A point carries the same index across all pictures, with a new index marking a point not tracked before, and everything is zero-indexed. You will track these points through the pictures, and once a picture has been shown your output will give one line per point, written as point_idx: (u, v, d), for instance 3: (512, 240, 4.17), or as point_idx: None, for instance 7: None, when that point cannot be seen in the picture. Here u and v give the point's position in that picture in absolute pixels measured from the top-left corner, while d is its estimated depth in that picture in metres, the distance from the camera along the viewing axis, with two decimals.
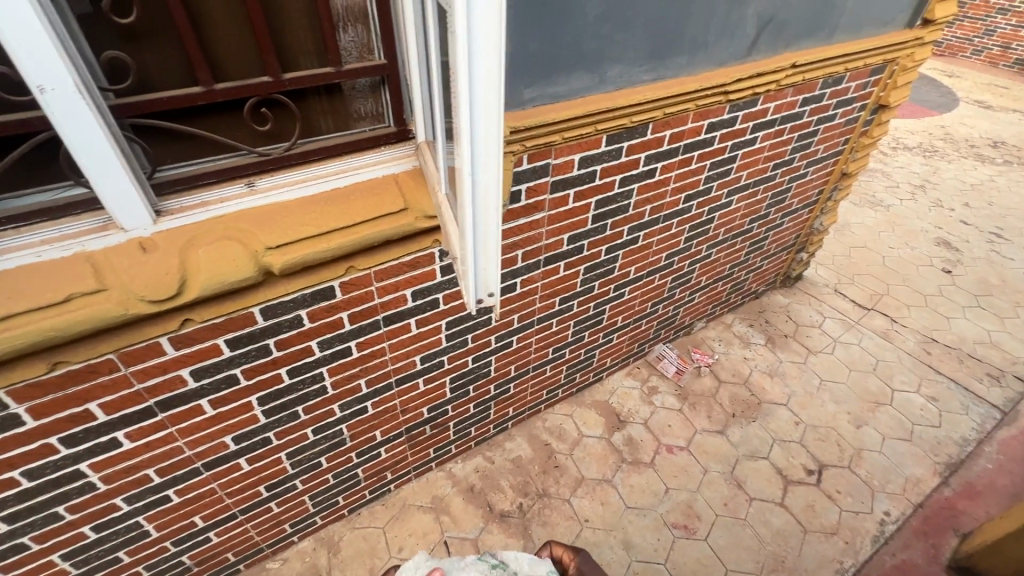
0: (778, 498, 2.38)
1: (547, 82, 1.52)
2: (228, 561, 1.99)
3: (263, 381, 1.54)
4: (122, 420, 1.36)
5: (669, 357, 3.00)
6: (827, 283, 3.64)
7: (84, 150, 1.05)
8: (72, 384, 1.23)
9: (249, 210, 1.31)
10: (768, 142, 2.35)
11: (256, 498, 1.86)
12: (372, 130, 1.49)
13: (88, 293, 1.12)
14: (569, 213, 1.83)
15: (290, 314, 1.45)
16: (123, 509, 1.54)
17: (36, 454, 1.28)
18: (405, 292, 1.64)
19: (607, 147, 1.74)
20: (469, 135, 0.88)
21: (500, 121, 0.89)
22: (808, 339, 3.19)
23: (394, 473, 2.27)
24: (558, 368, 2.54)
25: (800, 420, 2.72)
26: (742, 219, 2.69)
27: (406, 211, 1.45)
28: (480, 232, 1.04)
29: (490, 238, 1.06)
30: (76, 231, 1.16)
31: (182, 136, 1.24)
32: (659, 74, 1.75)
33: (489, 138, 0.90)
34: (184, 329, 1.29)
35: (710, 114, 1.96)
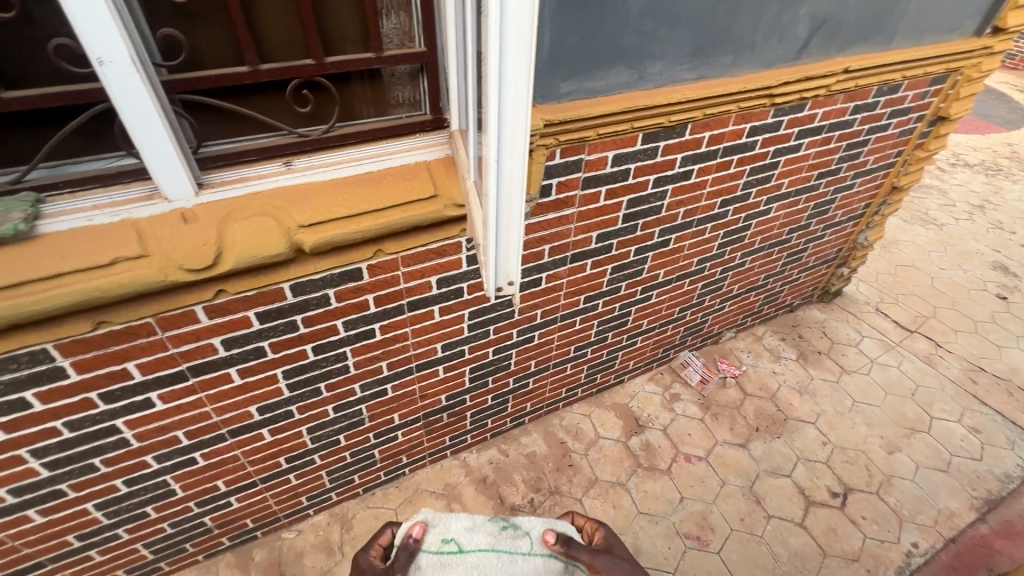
0: (798, 518, 2.30)
1: (584, 76, 1.50)
2: (246, 527, 2.07)
3: (289, 356, 1.59)
4: (156, 381, 1.43)
5: (693, 365, 2.94)
6: (868, 301, 3.48)
7: (136, 121, 1.11)
8: (113, 343, 1.30)
9: (285, 188, 1.35)
10: (813, 150, 2.26)
11: (276, 469, 1.92)
12: (408, 117, 1.51)
13: (131, 258, 1.18)
14: (600, 210, 1.81)
15: (318, 293, 1.49)
16: (152, 467, 1.62)
17: (77, 407, 1.36)
18: (430, 279, 1.66)
19: (642, 145, 1.71)
20: (497, 114, 0.88)
21: (529, 100, 0.88)
22: (843, 357, 3.06)
23: (409, 457, 2.31)
24: (578, 367, 2.52)
25: (828, 440, 2.62)
26: (780, 229, 2.60)
27: (436, 198, 1.46)
28: (503, 217, 1.03)
29: (513, 224, 1.05)
30: (125, 199, 1.22)
31: (227, 114, 1.29)
32: (701, 73, 1.71)
33: (517, 117, 0.89)
34: (218, 299, 1.35)
35: (753, 117, 1.91)
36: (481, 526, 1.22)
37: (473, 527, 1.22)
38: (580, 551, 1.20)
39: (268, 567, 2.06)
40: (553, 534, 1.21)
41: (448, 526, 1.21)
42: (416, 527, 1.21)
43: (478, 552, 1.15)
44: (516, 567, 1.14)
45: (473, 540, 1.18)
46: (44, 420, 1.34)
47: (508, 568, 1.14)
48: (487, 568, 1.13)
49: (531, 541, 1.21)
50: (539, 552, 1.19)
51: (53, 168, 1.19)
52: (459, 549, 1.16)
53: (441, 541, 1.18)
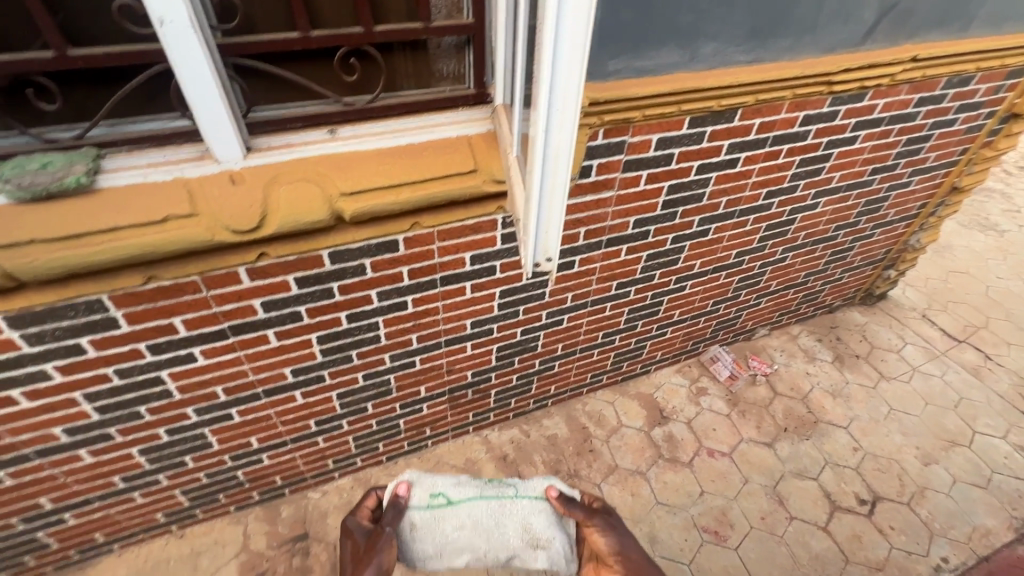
0: (822, 522, 2.25)
1: (634, 54, 1.46)
2: (275, 483, 2.15)
3: (324, 322, 1.63)
4: (199, 337, 1.49)
5: (723, 360, 2.87)
6: (914, 307, 3.32)
7: (191, 83, 1.14)
8: (161, 298, 1.36)
9: (329, 156, 1.37)
10: (870, 143, 2.15)
11: (306, 431, 1.99)
12: (452, 90, 1.50)
13: (182, 216, 1.23)
14: (639, 195, 1.77)
15: (355, 262, 1.51)
16: (192, 419, 1.70)
17: (127, 356, 1.44)
18: (464, 255, 1.67)
19: (688, 129, 1.66)
20: (547, 82, 0.85)
21: (581, 69, 0.85)
22: (882, 363, 2.94)
23: (433, 430, 2.35)
24: (605, 354, 2.50)
25: (859, 446, 2.53)
26: (826, 225, 2.50)
27: (475, 173, 1.46)
28: (546, 189, 1.03)
29: (556, 195, 1.05)
30: (178, 159, 1.26)
31: (276, 80, 1.31)
32: (757, 56, 1.63)
33: (568, 86, 0.86)
34: (260, 261, 1.39)
35: (808, 105, 1.82)
36: (466, 481, 1.41)
37: (458, 482, 1.41)
38: (576, 508, 1.34)
39: (293, 523, 2.15)
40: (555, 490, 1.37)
41: (432, 483, 1.38)
42: (400, 488, 1.36)
43: (468, 502, 1.35)
44: (505, 511, 1.35)
45: (461, 492, 1.37)
46: (97, 366, 1.42)
47: (498, 513, 1.35)
48: (479, 515, 1.35)
49: (516, 487, 1.40)
50: (524, 494, 1.39)
51: (113, 127, 1.24)
52: (449, 502, 1.35)
53: (429, 496, 1.35)
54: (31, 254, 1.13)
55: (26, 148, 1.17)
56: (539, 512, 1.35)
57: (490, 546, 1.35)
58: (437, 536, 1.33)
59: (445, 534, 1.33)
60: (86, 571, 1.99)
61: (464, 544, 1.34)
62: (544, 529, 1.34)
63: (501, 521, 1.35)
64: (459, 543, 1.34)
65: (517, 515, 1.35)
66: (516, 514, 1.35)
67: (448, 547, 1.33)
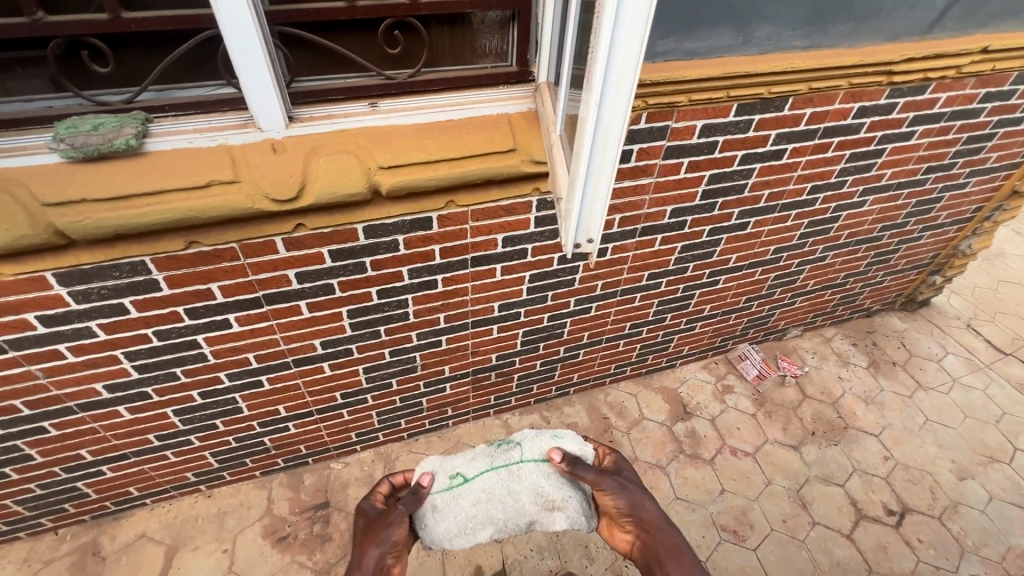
0: (846, 530, 2.19)
1: (684, 36, 1.41)
2: (299, 452, 2.21)
3: (355, 296, 1.65)
4: (234, 304, 1.52)
5: (752, 359, 2.81)
6: (958, 315, 3.18)
7: (239, 50, 1.14)
8: (201, 264, 1.38)
9: (370, 129, 1.37)
10: (927, 139, 2.03)
11: (332, 402, 2.03)
12: (494, 68, 1.47)
13: (225, 182, 1.25)
14: (678, 183, 1.72)
15: (388, 237, 1.51)
16: (223, 383, 1.75)
17: (166, 318, 1.48)
18: (496, 236, 1.65)
19: (735, 117, 1.60)
20: (608, 45, 0.82)
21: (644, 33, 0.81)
22: (920, 371, 2.83)
23: (454, 410, 2.37)
24: (631, 345, 2.46)
25: (890, 455, 2.45)
26: (872, 225, 2.39)
27: (514, 152, 1.45)
28: (595, 161, 1.00)
29: (604, 169, 1.02)
30: (222, 126, 1.28)
31: (320, 50, 1.31)
32: (813, 42, 1.56)
33: (629, 51, 0.83)
34: (296, 232, 1.40)
35: (864, 96, 1.73)
36: (478, 454, 1.44)
37: (471, 457, 1.44)
38: (585, 470, 1.30)
39: (315, 491, 2.20)
40: (558, 453, 1.35)
41: (447, 464, 1.42)
42: (422, 478, 1.35)
43: (482, 475, 1.38)
44: (517, 478, 1.37)
45: (474, 467, 1.40)
46: (137, 326, 1.46)
47: (510, 479, 1.37)
48: (494, 485, 1.37)
49: (522, 450, 1.41)
50: (531, 458, 1.39)
51: (161, 92, 1.26)
52: (465, 480, 1.38)
53: (448, 478, 1.38)
54: (82, 213, 1.17)
55: (79, 110, 1.19)
56: (549, 472, 1.36)
57: (509, 516, 1.36)
58: (459, 516, 1.34)
59: (466, 511, 1.35)
60: (121, 522, 2.08)
61: (484, 517, 1.36)
62: (556, 489, 1.36)
63: (514, 486, 1.36)
64: (480, 518, 1.36)
65: (528, 480, 1.36)
66: (528, 478, 1.36)
67: (470, 523, 1.35)
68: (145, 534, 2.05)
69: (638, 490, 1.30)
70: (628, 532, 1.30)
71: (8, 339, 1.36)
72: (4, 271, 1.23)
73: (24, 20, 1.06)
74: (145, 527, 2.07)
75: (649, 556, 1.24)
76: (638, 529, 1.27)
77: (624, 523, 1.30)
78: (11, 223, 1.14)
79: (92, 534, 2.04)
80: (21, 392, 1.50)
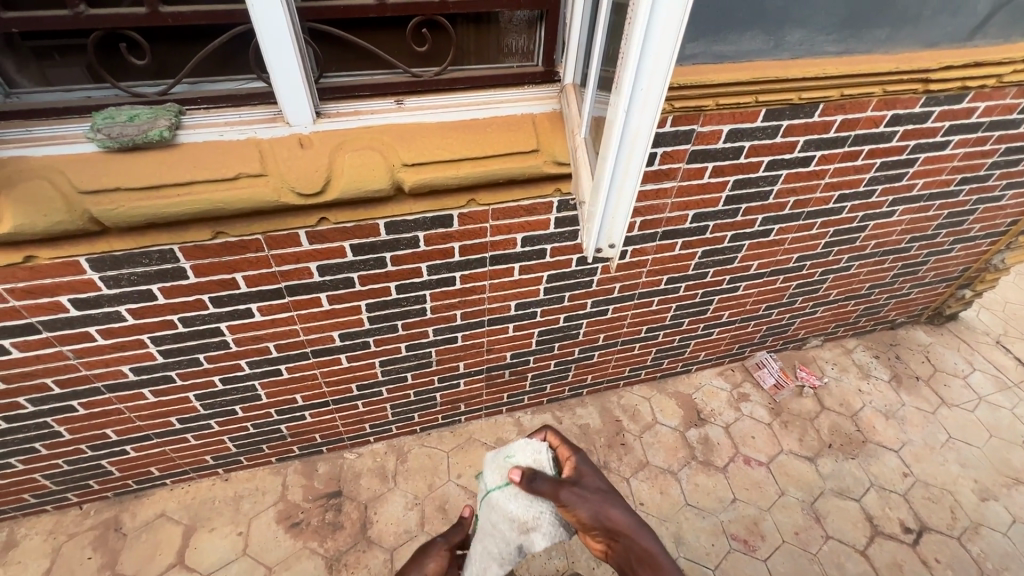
0: (860, 545, 2.15)
1: (713, 39, 1.39)
2: (314, 440, 2.24)
3: (374, 290, 1.67)
4: (257, 294, 1.55)
5: (769, 367, 2.77)
6: (987, 331, 3.08)
7: (271, 45, 1.16)
8: (227, 254, 1.41)
9: (395, 126, 1.38)
10: (963, 149, 1.97)
11: (348, 393, 2.05)
12: (519, 67, 1.46)
13: (253, 175, 1.28)
14: (701, 187, 1.70)
15: (409, 233, 1.53)
16: (244, 370, 1.78)
17: (191, 306, 1.51)
18: (516, 236, 1.65)
19: (763, 122, 1.57)
20: (640, 42, 0.82)
21: (678, 32, 0.81)
22: (945, 387, 2.75)
23: (467, 406, 2.38)
24: (646, 349, 2.45)
25: (910, 471, 2.40)
26: (900, 236, 2.33)
27: (537, 152, 1.45)
28: (624, 153, 1.01)
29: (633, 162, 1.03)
30: (251, 119, 1.30)
31: (349, 47, 1.32)
32: (848, 48, 1.53)
33: (662, 49, 0.83)
34: (320, 226, 1.42)
35: (898, 104, 1.68)
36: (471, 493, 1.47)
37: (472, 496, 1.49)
38: (541, 484, 1.24)
39: (328, 479, 2.24)
40: (517, 472, 1.25)
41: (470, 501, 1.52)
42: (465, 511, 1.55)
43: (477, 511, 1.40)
44: (491, 510, 1.32)
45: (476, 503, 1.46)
46: (164, 312, 1.51)
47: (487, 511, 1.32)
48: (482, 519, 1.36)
49: (488, 479, 1.36)
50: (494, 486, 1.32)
51: (194, 85, 1.29)
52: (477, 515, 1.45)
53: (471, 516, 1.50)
54: (115, 201, 1.21)
55: (116, 101, 1.23)
56: (513, 493, 1.28)
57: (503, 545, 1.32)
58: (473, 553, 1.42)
59: (476, 547, 1.41)
60: (142, 500, 2.15)
61: (489, 552, 1.37)
62: (525, 509, 1.26)
63: (491, 517, 1.31)
64: (485, 553, 1.37)
65: (497, 509, 1.29)
66: (498, 506, 1.29)
67: (481, 558, 1.39)
68: (164, 513, 2.11)
69: (601, 498, 1.27)
70: (601, 540, 1.31)
71: (43, 320, 1.42)
72: (41, 255, 1.28)
73: (66, 12, 1.09)
74: (164, 506, 2.14)
75: (624, 561, 1.30)
76: (607, 538, 1.29)
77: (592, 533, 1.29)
78: (48, 209, 1.18)
79: (114, 511, 2.11)
80: (53, 371, 1.56)
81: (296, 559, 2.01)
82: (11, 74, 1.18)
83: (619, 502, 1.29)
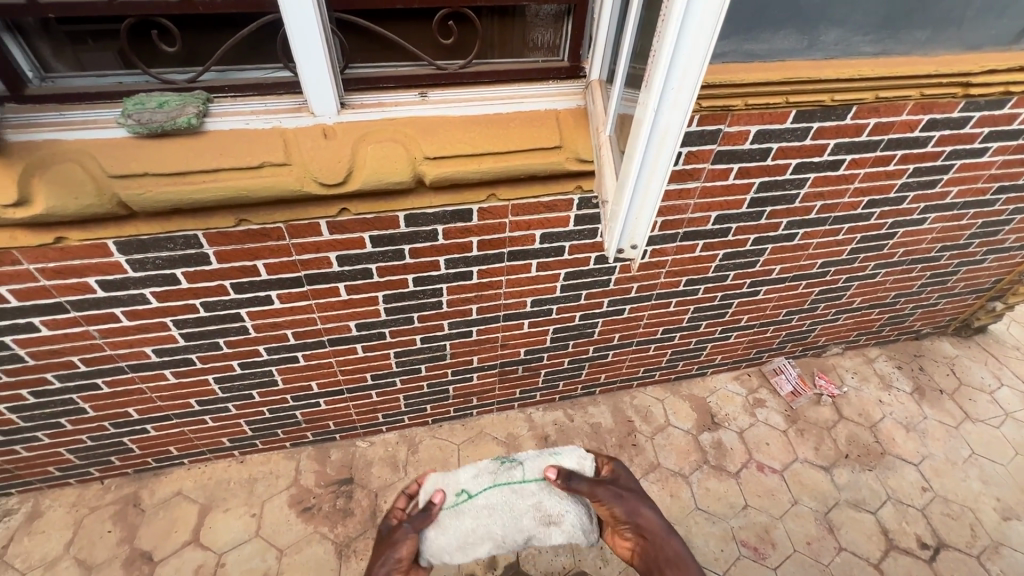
0: (874, 559, 2.11)
1: (745, 37, 1.35)
2: (327, 427, 2.27)
3: (392, 282, 1.67)
4: (277, 282, 1.57)
5: (787, 374, 2.72)
6: (1017, 346, 2.98)
7: (299, 34, 1.17)
8: (249, 241, 1.43)
9: (418, 118, 1.38)
10: (1001, 157, 1.90)
11: (362, 382, 2.07)
12: (544, 62, 1.45)
13: (277, 164, 1.29)
14: (726, 189, 1.66)
15: (428, 227, 1.53)
16: (262, 356, 1.81)
17: (213, 291, 1.54)
18: (535, 232, 1.64)
19: (792, 124, 1.53)
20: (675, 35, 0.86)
21: (713, 28, 0.86)
22: (970, 402, 2.67)
23: (479, 400, 2.39)
24: (662, 350, 2.42)
25: (929, 486, 2.34)
26: (930, 244, 2.26)
27: (559, 149, 1.43)
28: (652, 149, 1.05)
29: (660, 159, 1.08)
30: (277, 109, 1.31)
31: (374, 38, 1.32)
32: (885, 49, 1.48)
33: (696, 44, 0.87)
34: (340, 217, 1.43)
35: (935, 108, 1.62)
36: (483, 469, 1.48)
37: (477, 473, 1.48)
38: (579, 482, 1.34)
39: (340, 467, 2.27)
40: (553, 472, 1.36)
41: (454, 481, 1.46)
42: (436, 494, 1.40)
43: (485, 492, 1.42)
44: (518, 497, 1.41)
45: (479, 484, 1.44)
46: (187, 297, 1.53)
47: (512, 497, 1.41)
48: (497, 501, 1.40)
49: (524, 471, 1.46)
50: (529, 479, 1.43)
51: (222, 73, 1.30)
52: (470, 496, 1.42)
53: (454, 494, 1.42)
54: (143, 186, 1.23)
55: (146, 87, 1.25)
56: (547, 491, 1.41)
57: (507, 534, 1.38)
58: (461, 529, 1.37)
59: (465, 524, 1.37)
60: (160, 478, 2.21)
61: (486, 534, 1.38)
62: (555, 508, 1.39)
63: (514, 504, 1.40)
64: (485, 532, 1.37)
65: (529, 500, 1.40)
66: (530, 497, 1.40)
67: (469, 537, 1.37)
68: (181, 492, 2.17)
69: (636, 498, 1.33)
70: (629, 539, 1.34)
71: (71, 299, 1.45)
72: (71, 237, 1.31)
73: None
74: (181, 485, 2.19)
75: (648, 561, 1.28)
76: (637, 537, 1.32)
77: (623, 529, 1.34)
78: (79, 191, 1.21)
79: (134, 487, 2.17)
80: (79, 350, 1.60)
81: (307, 543, 2.04)
82: (46, 57, 1.21)
83: (653, 505, 1.34)
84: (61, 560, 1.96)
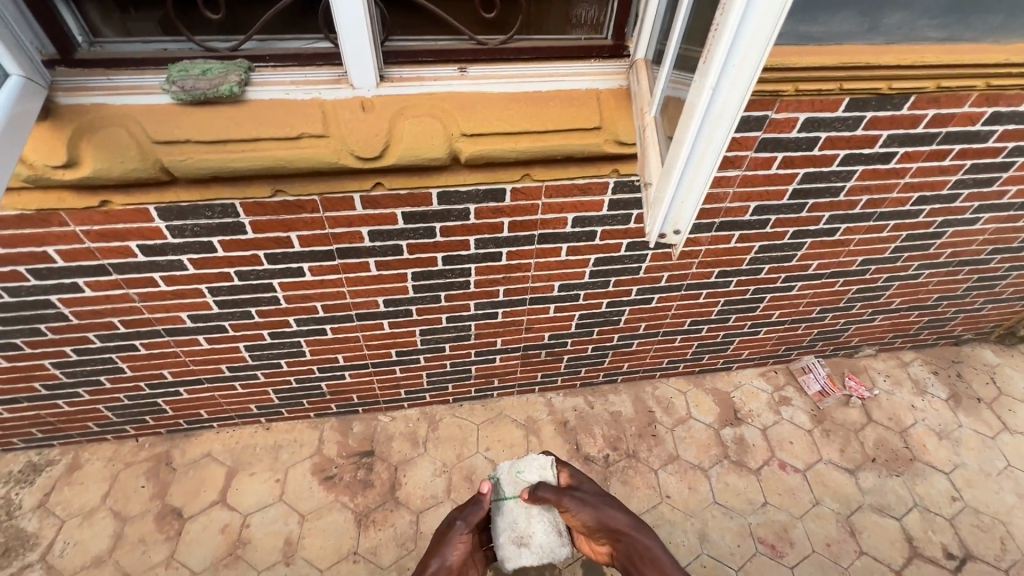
0: (896, 565, 2.07)
1: (801, 18, 1.29)
2: (351, 400, 2.31)
3: (421, 260, 1.67)
4: (310, 254, 1.58)
5: (816, 373, 2.65)
6: None
7: (342, 4, 1.15)
8: (284, 212, 1.45)
9: (456, 93, 1.36)
10: None
11: (387, 358, 2.10)
12: (587, 39, 1.40)
13: (315, 136, 1.29)
14: (767, 179, 1.61)
15: (460, 205, 1.52)
16: (291, 326, 1.85)
17: (247, 261, 1.57)
18: (567, 216, 1.62)
19: (845, 113, 1.46)
20: (744, 6, 0.80)
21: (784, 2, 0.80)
22: (1010, 413, 2.57)
23: (500, 381, 2.39)
24: (688, 342, 2.38)
25: (959, 496, 2.27)
26: (980, 246, 2.15)
27: (598, 130, 1.40)
28: (705, 133, 1.01)
29: (712, 144, 1.04)
30: (316, 79, 1.30)
31: (415, 9, 1.29)
32: (952, 36, 1.40)
33: (766, 16, 0.82)
34: (374, 191, 1.43)
35: (1002, 100, 1.53)
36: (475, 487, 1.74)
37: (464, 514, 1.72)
38: (547, 491, 1.55)
39: (362, 439, 2.31)
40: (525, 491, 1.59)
41: None
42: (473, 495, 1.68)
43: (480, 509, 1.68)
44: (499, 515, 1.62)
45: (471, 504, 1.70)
46: (222, 265, 1.56)
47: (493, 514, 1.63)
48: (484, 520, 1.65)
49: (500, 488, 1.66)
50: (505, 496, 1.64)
51: (264, 42, 1.30)
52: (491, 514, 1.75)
53: None
54: (185, 153, 1.25)
55: (190, 54, 1.26)
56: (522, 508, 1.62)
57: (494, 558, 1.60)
58: None
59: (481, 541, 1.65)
60: (190, 439, 2.28)
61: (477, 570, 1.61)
62: (527, 525, 1.61)
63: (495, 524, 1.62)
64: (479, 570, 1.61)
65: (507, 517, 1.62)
66: (508, 513, 1.62)
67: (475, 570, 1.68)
68: (209, 454, 2.24)
69: (603, 505, 1.52)
70: (605, 543, 1.53)
71: (113, 262, 1.49)
72: (115, 201, 1.34)
73: None
74: (210, 447, 2.27)
75: (626, 561, 1.45)
76: (611, 539, 1.49)
77: (598, 535, 1.51)
78: (125, 156, 1.23)
79: (166, 446, 2.26)
80: (119, 311, 1.65)
81: (327, 511, 2.10)
82: (96, 23, 1.23)
83: (615, 505, 1.53)
84: (98, 510, 2.07)
